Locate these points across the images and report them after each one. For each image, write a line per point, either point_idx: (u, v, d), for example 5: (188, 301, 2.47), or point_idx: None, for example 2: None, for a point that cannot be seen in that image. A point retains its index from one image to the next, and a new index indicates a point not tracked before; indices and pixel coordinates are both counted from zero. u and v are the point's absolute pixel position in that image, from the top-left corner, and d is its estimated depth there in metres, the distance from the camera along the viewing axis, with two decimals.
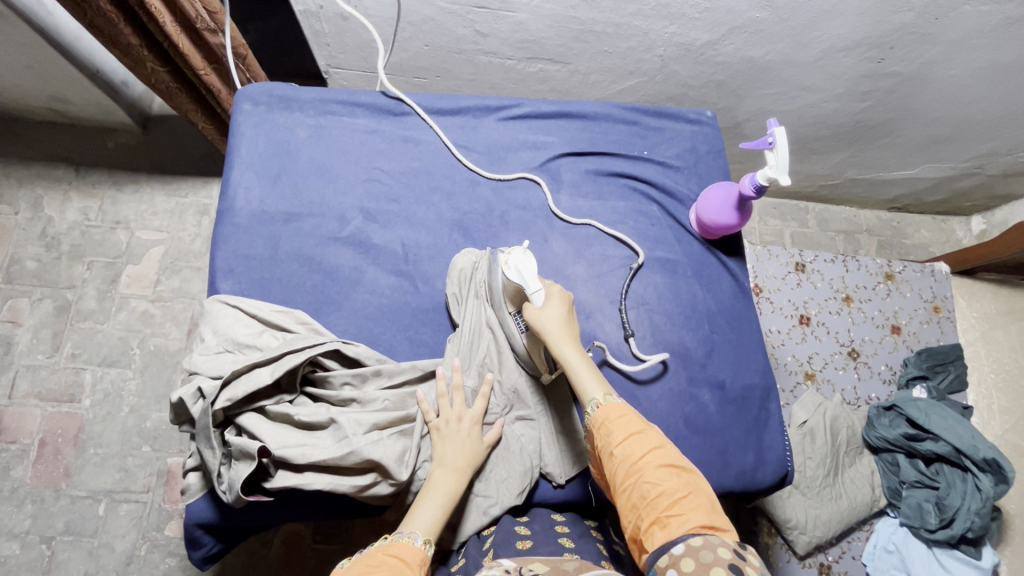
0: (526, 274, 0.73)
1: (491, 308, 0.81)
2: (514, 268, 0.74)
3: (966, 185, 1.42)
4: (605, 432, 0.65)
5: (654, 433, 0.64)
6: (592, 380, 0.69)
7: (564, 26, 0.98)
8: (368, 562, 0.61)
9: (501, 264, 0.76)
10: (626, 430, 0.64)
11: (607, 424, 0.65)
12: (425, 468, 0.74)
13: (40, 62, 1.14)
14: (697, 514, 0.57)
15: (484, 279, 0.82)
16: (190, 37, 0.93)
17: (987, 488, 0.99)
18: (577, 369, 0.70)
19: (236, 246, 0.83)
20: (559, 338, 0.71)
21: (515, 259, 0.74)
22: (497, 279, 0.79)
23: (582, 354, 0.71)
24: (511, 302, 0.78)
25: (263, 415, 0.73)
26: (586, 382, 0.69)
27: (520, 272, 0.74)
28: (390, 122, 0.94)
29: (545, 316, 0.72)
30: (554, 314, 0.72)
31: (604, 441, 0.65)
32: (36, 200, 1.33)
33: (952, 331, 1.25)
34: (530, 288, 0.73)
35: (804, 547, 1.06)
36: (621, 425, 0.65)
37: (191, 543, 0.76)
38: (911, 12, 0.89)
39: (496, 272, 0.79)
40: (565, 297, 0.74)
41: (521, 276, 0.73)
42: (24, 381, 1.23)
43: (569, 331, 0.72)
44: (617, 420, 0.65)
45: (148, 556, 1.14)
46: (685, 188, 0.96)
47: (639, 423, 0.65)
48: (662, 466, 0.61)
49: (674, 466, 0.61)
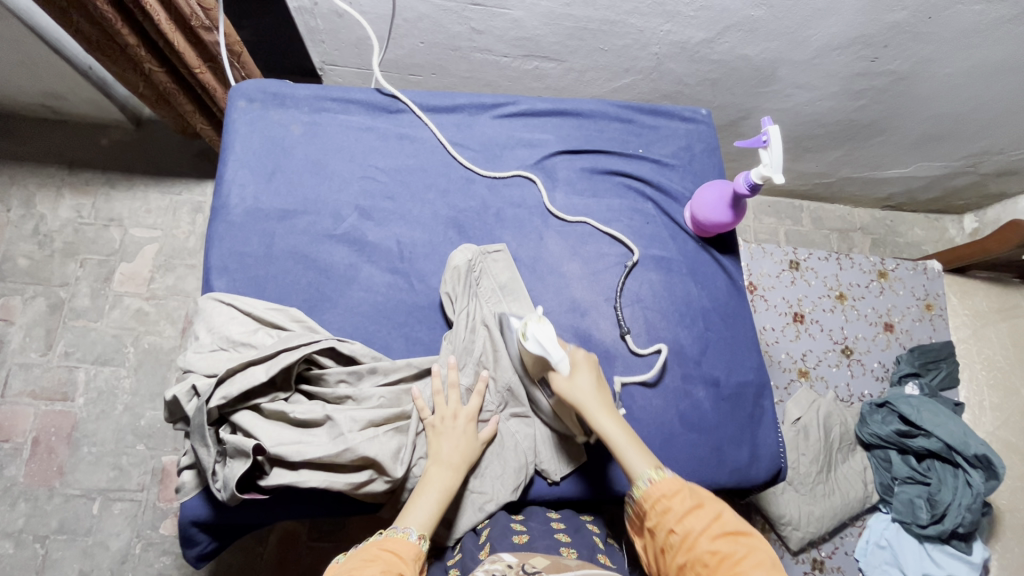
0: (547, 344, 0.73)
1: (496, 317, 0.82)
2: (533, 338, 0.74)
3: (958, 184, 1.43)
4: (662, 508, 0.65)
5: (710, 503, 0.64)
6: (638, 456, 0.69)
7: (560, 23, 0.98)
8: (363, 556, 0.61)
9: (519, 334, 0.75)
10: (683, 504, 0.64)
11: (663, 501, 0.65)
12: (421, 464, 0.74)
13: (32, 59, 1.13)
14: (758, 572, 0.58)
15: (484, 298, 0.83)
16: (185, 34, 0.93)
17: (978, 483, 1.01)
18: (621, 443, 0.70)
19: (231, 244, 0.83)
20: (595, 408, 0.72)
21: (533, 328, 0.74)
22: (513, 344, 0.79)
23: (619, 422, 0.72)
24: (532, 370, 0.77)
25: (258, 413, 0.73)
26: (631, 456, 0.69)
27: (539, 341, 0.73)
28: (385, 119, 0.94)
29: (575, 387, 0.73)
30: (584, 383, 0.73)
31: (660, 518, 0.65)
32: (28, 196, 1.32)
33: (944, 328, 1.26)
34: (555, 357, 0.72)
35: (798, 542, 1.07)
36: (677, 501, 0.64)
37: (186, 541, 0.75)
38: (905, 11, 0.90)
39: (513, 336, 0.79)
40: (590, 362, 0.75)
41: (543, 346, 0.73)
42: (17, 380, 1.22)
43: (602, 399, 0.73)
44: (674, 497, 0.65)
45: (143, 554, 1.14)
46: (680, 186, 0.96)
47: (694, 496, 0.65)
48: (721, 535, 0.61)
49: (732, 532, 0.62)
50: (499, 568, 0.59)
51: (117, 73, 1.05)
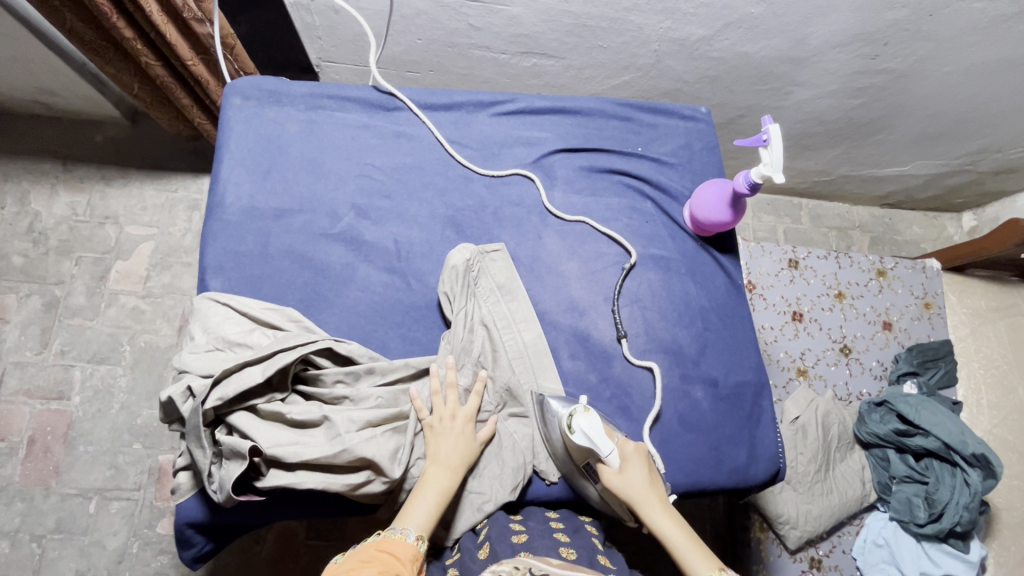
0: (595, 437, 0.70)
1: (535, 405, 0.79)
2: (580, 431, 0.71)
3: (957, 182, 1.42)
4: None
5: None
6: (698, 557, 0.67)
7: (558, 20, 0.97)
8: (360, 557, 0.61)
9: (565, 426, 0.72)
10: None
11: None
12: (419, 465, 0.74)
13: (25, 55, 1.12)
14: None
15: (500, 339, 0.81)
16: (178, 26, 0.92)
17: (975, 482, 1.01)
18: (678, 542, 0.68)
19: (226, 243, 0.83)
20: (648, 505, 0.70)
21: (579, 420, 0.71)
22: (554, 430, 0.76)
23: (674, 518, 0.70)
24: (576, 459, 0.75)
25: (255, 414, 0.72)
26: (691, 557, 0.67)
27: (586, 434, 0.71)
28: (382, 117, 0.93)
29: (627, 483, 0.71)
30: (636, 478, 0.72)
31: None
32: (22, 194, 1.31)
33: (942, 327, 1.26)
34: (604, 452, 0.71)
35: (795, 541, 1.07)
36: None
37: (181, 543, 0.75)
38: (906, 9, 0.89)
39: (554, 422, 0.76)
40: (640, 453, 0.74)
41: (590, 439, 0.71)
42: (12, 379, 1.21)
43: (655, 494, 0.71)
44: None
45: (140, 554, 1.14)
46: (679, 185, 0.96)
47: None
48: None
49: None
50: (506, 569, 0.58)
51: (113, 74, 1.05)
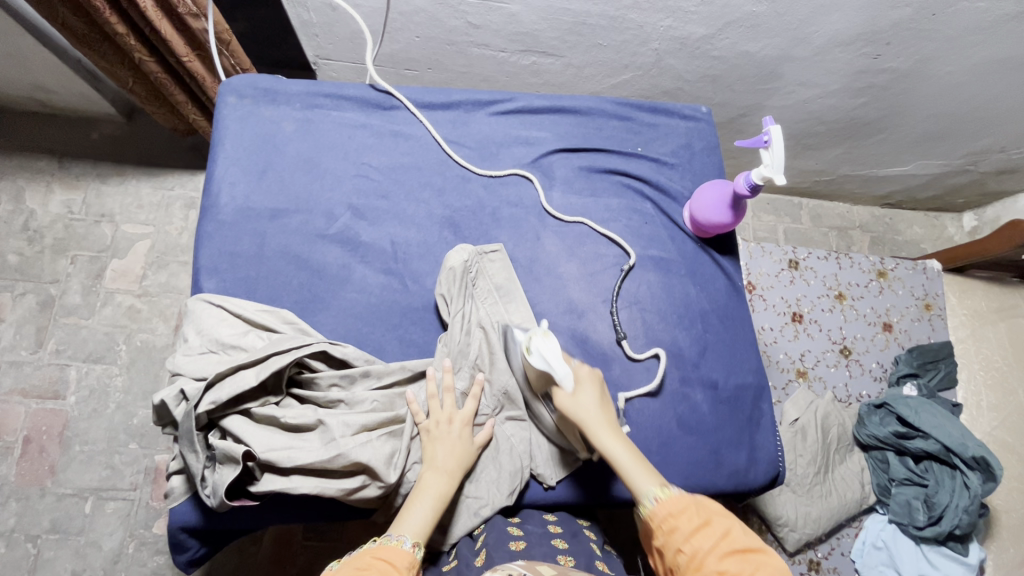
0: (551, 359, 0.72)
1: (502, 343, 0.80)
2: (538, 353, 0.73)
3: (958, 182, 1.42)
4: (669, 527, 0.64)
5: (717, 520, 0.63)
6: (643, 474, 0.68)
7: (558, 18, 0.96)
8: (357, 564, 0.60)
9: (523, 349, 0.74)
10: (690, 522, 0.63)
11: (670, 519, 0.64)
12: (415, 470, 0.73)
13: (19, 51, 1.11)
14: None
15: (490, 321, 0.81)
16: (172, 21, 0.91)
17: (975, 486, 1.00)
18: (625, 461, 0.69)
19: (221, 243, 0.82)
20: (598, 426, 0.71)
21: (538, 343, 0.73)
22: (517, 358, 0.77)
23: (623, 441, 0.71)
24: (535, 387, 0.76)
25: (249, 417, 0.71)
26: (637, 474, 0.68)
27: (544, 356, 0.72)
28: (379, 116, 0.92)
29: (579, 404, 0.72)
30: (588, 400, 0.72)
31: (668, 537, 0.64)
32: (17, 191, 1.30)
33: (942, 329, 1.25)
34: (559, 373, 0.72)
35: (794, 543, 1.07)
36: (685, 518, 0.64)
37: (176, 547, 0.74)
38: (909, 8, 0.88)
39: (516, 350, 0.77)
40: (595, 377, 0.74)
41: (546, 361, 0.72)
42: (8, 378, 1.21)
43: (606, 417, 0.72)
44: (681, 515, 0.64)
45: (136, 554, 1.13)
46: (679, 186, 0.95)
47: (701, 513, 0.64)
48: (729, 553, 0.60)
49: (741, 550, 0.60)
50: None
51: (107, 69, 1.04)
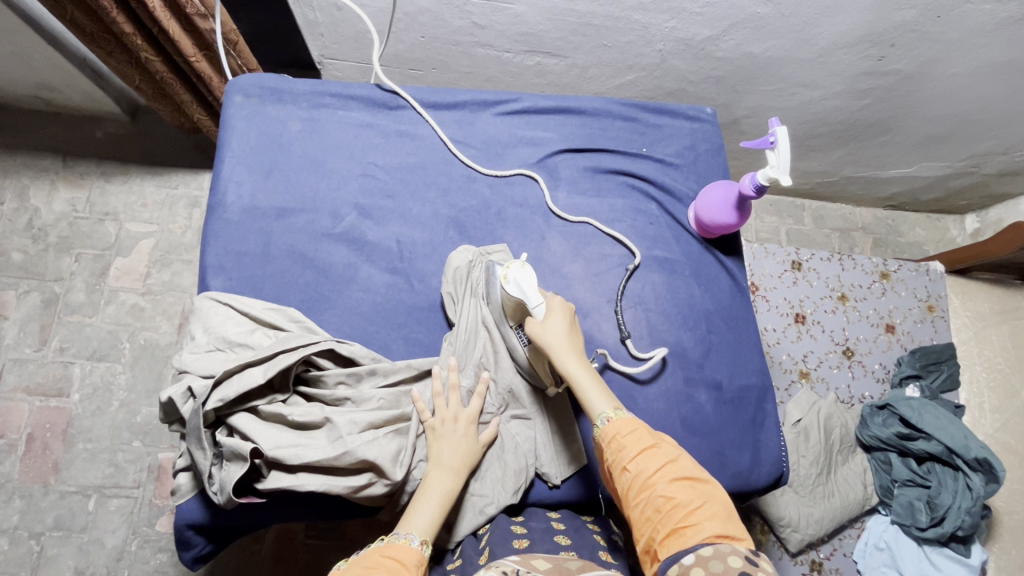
0: (527, 288, 0.73)
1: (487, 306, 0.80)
2: (514, 282, 0.73)
3: (961, 184, 1.42)
4: (617, 446, 0.65)
5: (667, 446, 0.64)
6: (600, 396, 0.69)
7: (563, 19, 0.97)
8: (365, 563, 0.60)
9: (501, 279, 0.74)
10: (639, 444, 0.64)
11: (618, 439, 0.65)
12: (420, 468, 0.74)
13: (24, 48, 1.11)
14: (712, 523, 0.56)
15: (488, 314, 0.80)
16: (180, 21, 0.91)
17: (978, 487, 1.01)
18: (584, 385, 0.70)
19: (227, 242, 0.82)
20: (563, 352, 0.71)
21: (515, 272, 0.73)
22: (496, 291, 0.78)
23: (587, 367, 0.71)
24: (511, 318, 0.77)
25: (255, 415, 0.72)
26: (593, 396, 0.69)
27: (520, 285, 0.73)
28: (386, 115, 0.92)
29: (547, 331, 0.72)
30: (557, 327, 0.72)
31: (616, 456, 0.64)
32: (22, 189, 1.30)
33: (945, 330, 1.25)
34: (531, 301, 0.72)
35: (796, 544, 1.07)
36: (632, 440, 0.64)
37: (182, 544, 0.75)
38: (913, 10, 0.88)
39: (495, 285, 0.78)
40: (567, 309, 0.74)
41: (521, 290, 0.73)
42: (11, 375, 1.21)
43: (572, 345, 0.72)
44: (630, 435, 0.65)
45: (139, 552, 1.13)
46: (684, 187, 0.95)
47: (651, 437, 0.64)
48: (676, 479, 0.61)
49: (688, 478, 0.61)
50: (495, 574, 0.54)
51: (113, 66, 1.04)
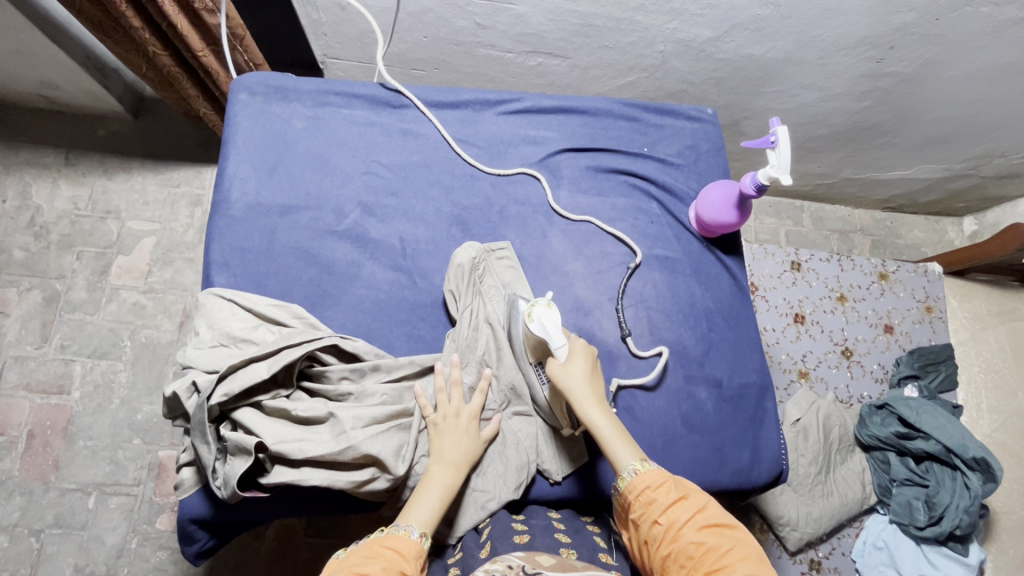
0: (551, 329, 0.73)
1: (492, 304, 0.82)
2: (538, 321, 0.74)
3: (960, 186, 1.43)
4: (647, 499, 0.65)
5: (695, 495, 0.65)
6: (624, 447, 0.69)
7: (565, 19, 0.97)
8: (364, 554, 0.60)
9: (524, 316, 0.75)
10: (668, 496, 0.65)
11: (647, 492, 0.65)
12: (422, 463, 0.74)
13: (28, 46, 1.11)
14: (744, 564, 0.58)
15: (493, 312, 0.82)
16: (189, 16, 0.92)
17: (976, 486, 1.01)
18: (608, 435, 0.70)
19: (232, 238, 0.82)
20: (585, 400, 0.71)
21: (539, 311, 0.74)
22: (519, 326, 0.78)
23: (609, 415, 0.72)
24: (532, 354, 0.77)
25: (260, 411, 0.72)
26: (618, 448, 0.69)
27: (544, 325, 0.74)
28: (389, 114, 0.93)
29: (568, 373, 0.72)
30: (577, 370, 0.73)
31: (645, 509, 0.65)
32: (24, 187, 1.30)
33: (944, 331, 1.26)
34: (554, 343, 0.73)
35: (795, 542, 1.07)
36: (662, 492, 0.65)
37: (185, 538, 0.75)
38: (913, 12, 0.89)
39: (517, 319, 0.79)
40: (589, 352, 0.75)
41: (546, 330, 0.73)
42: (12, 372, 1.21)
43: (593, 390, 0.72)
44: (660, 488, 0.65)
45: (139, 549, 1.13)
46: (685, 186, 0.96)
47: (679, 488, 0.65)
48: (706, 526, 0.62)
49: (717, 524, 0.62)
50: (500, 569, 0.56)
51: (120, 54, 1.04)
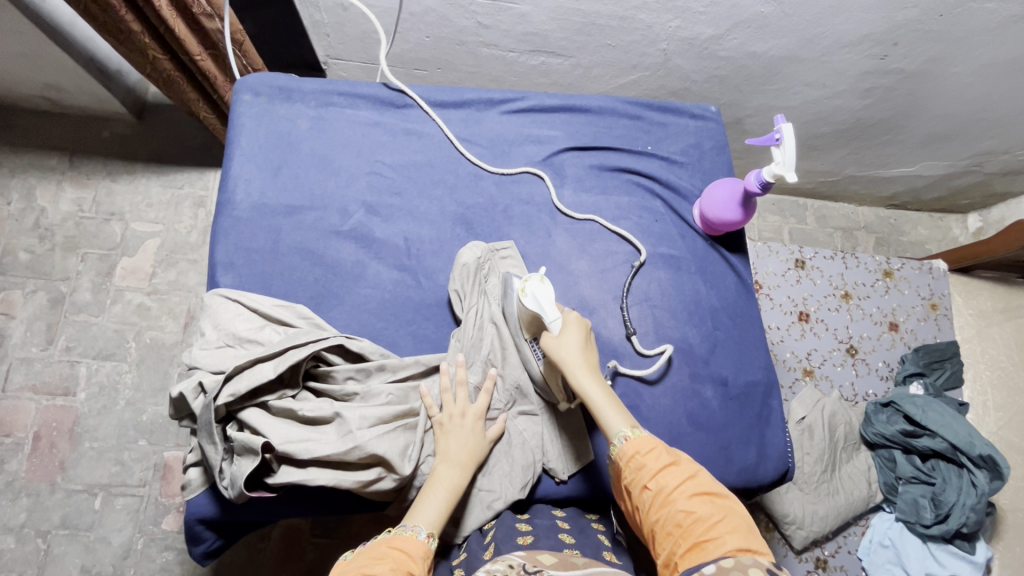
0: (544, 303, 0.73)
1: (496, 303, 0.82)
2: (532, 296, 0.74)
3: (964, 183, 1.42)
4: (637, 465, 0.65)
5: (686, 463, 0.65)
6: (616, 415, 0.69)
7: (567, 18, 0.97)
8: (372, 554, 0.60)
9: (518, 291, 0.76)
10: (658, 462, 0.64)
11: (638, 457, 0.65)
12: (429, 462, 0.74)
13: (32, 48, 1.12)
14: (733, 536, 0.56)
15: (495, 309, 0.82)
16: (187, 21, 0.92)
17: (982, 484, 1.01)
18: (600, 404, 0.70)
19: (237, 239, 0.82)
20: (578, 370, 0.71)
21: (533, 286, 0.74)
22: (514, 304, 0.79)
23: (602, 385, 0.71)
24: (527, 330, 0.78)
25: (266, 411, 0.72)
26: (610, 416, 0.69)
27: (538, 300, 0.74)
28: (392, 114, 0.93)
29: (561, 345, 0.72)
30: (571, 342, 0.72)
31: (635, 474, 0.65)
32: (28, 189, 1.31)
33: (949, 328, 1.26)
34: (548, 316, 0.73)
35: (801, 541, 1.07)
36: (652, 458, 0.65)
37: (192, 539, 0.76)
38: (917, 9, 0.89)
39: (511, 295, 0.79)
40: (582, 325, 0.74)
41: (539, 304, 0.73)
42: (18, 374, 1.21)
43: (588, 362, 0.72)
44: (650, 453, 0.65)
45: (145, 550, 1.14)
46: (688, 184, 0.96)
47: (670, 455, 0.65)
48: (696, 494, 0.61)
49: (708, 493, 0.61)
50: (501, 568, 0.56)
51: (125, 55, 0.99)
